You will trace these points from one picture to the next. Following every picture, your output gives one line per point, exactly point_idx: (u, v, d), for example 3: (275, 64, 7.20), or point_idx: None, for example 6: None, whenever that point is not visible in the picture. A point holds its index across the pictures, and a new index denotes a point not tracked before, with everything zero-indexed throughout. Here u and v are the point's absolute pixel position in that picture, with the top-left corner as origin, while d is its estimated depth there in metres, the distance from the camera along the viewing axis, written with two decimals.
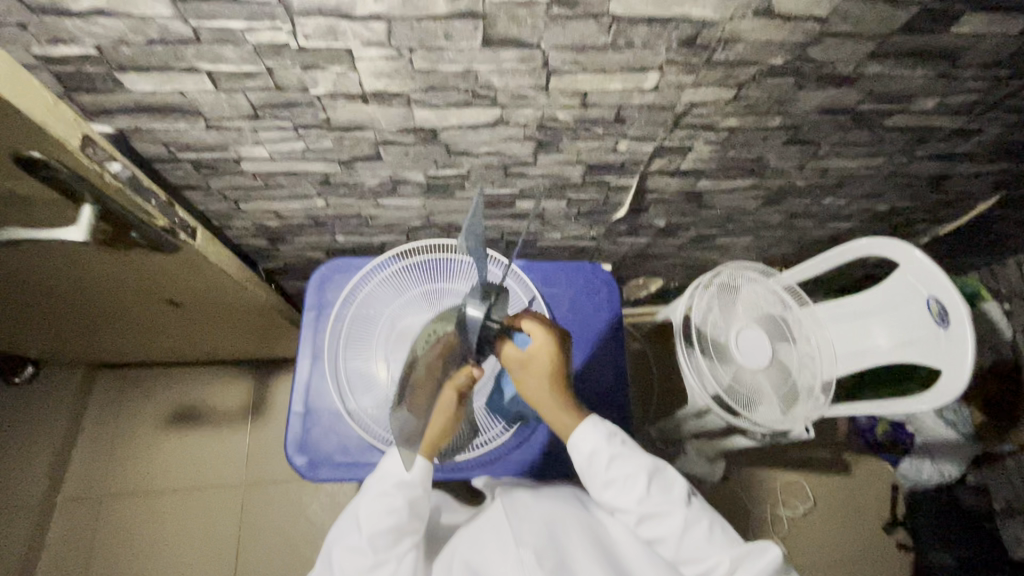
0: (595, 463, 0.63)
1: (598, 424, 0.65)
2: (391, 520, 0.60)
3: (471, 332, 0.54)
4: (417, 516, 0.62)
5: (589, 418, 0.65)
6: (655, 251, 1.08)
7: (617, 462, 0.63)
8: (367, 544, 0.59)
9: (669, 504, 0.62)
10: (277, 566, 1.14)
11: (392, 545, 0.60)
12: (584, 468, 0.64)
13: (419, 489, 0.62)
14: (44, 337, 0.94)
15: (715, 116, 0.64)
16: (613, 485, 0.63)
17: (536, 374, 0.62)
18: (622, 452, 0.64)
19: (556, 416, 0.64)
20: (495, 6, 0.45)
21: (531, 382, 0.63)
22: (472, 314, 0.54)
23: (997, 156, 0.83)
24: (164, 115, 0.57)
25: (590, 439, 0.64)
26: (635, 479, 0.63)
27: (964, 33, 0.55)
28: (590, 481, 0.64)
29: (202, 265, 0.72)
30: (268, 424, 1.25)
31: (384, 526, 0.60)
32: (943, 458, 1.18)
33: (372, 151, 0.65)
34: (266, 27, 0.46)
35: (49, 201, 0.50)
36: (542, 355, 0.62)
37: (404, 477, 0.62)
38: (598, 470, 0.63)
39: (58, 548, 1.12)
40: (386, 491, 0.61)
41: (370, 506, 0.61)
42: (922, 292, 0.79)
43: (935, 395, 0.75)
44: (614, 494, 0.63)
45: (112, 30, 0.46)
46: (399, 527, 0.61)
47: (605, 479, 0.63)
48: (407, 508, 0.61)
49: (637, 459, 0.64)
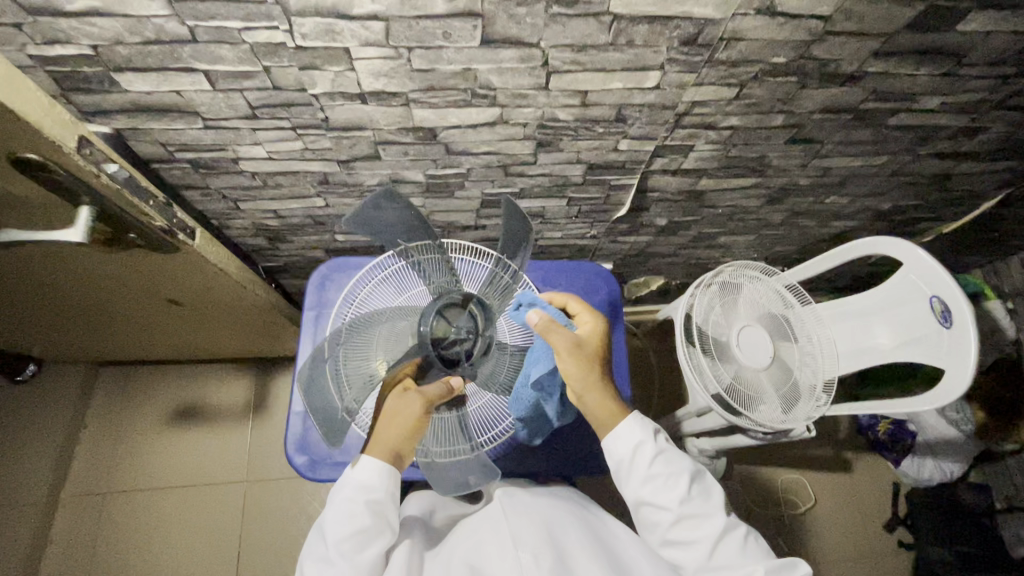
0: (638, 458, 0.62)
1: (643, 419, 0.65)
2: (354, 524, 0.59)
3: (426, 345, 0.61)
4: (382, 517, 0.61)
5: (635, 413, 0.65)
6: (656, 250, 1.08)
7: (661, 459, 0.62)
8: (333, 553, 0.58)
9: (709, 508, 0.61)
10: (278, 564, 1.15)
11: (359, 551, 0.59)
12: (626, 461, 0.63)
13: (381, 492, 0.61)
14: (44, 337, 0.94)
15: (717, 115, 0.64)
16: (654, 482, 0.62)
17: (589, 356, 0.63)
18: (667, 451, 0.63)
19: (605, 406, 0.63)
20: (494, 5, 0.45)
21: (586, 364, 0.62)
22: (423, 328, 0.63)
23: (1002, 154, 0.82)
24: (162, 115, 0.57)
25: (635, 432, 0.63)
26: (678, 478, 0.62)
27: (969, 31, 0.54)
28: (628, 475, 0.63)
29: (201, 265, 0.72)
30: (268, 421, 1.26)
31: (348, 531, 0.59)
32: (944, 457, 1.18)
33: (370, 150, 0.65)
34: (263, 26, 0.46)
35: (46, 201, 0.50)
36: (595, 336, 0.66)
37: (363, 481, 0.61)
38: (641, 464, 0.62)
39: (59, 547, 1.12)
40: (347, 496, 0.60)
41: (334, 514, 0.60)
42: (925, 291, 0.79)
43: (938, 394, 0.74)
44: (653, 491, 0.61)
45: (108, 30, 0.46)
46: (364, 532, 0.59)
47: (647, 474, 0.62)
48: (368, 512, 0.60)
49: (680, 459, 0.63)
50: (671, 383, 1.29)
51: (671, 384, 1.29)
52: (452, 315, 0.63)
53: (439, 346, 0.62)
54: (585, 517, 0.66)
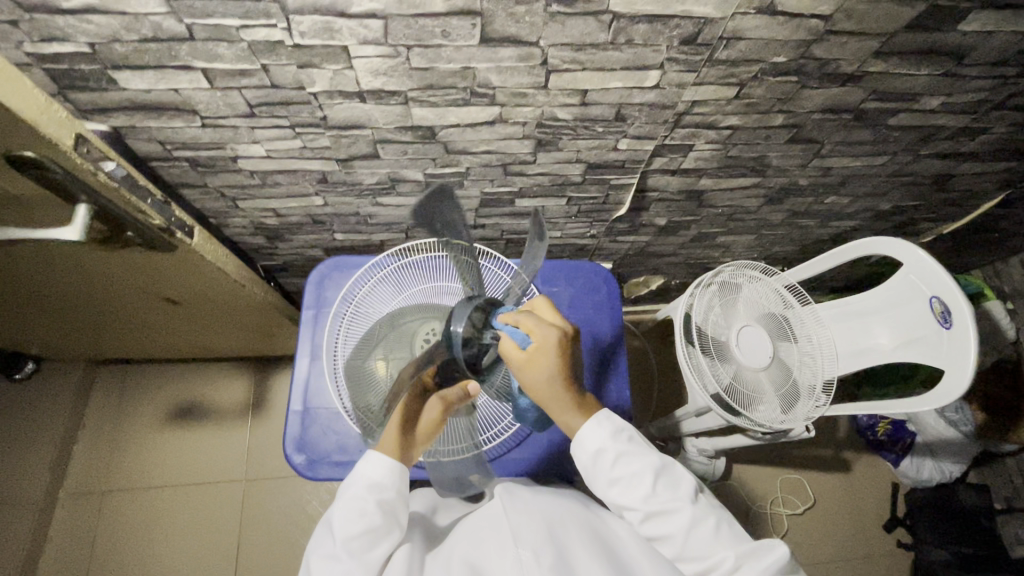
0: (600, 461, 0.62)
1: (605, 420, 0.63)
2: (364, 523, 0.58)
3: (455, 344, 0.57)
4: (392, 517, 0.61)
5: (597, 415, 0.63)
6: (656, 250, 1.07)
7: (623, 460, 0.62)
8: (341, 550, 0.57)
9: (676, 502, 0.61)
10: (277, 562, 1.15)
11: (368, 549, 0.58)
12: (589, 466, 0.63)
13: (392, 491, 0.61)
14: (43, 335, 0.94)
15: (717, 114, 0.63)
16: (618, 483, 0.62)
17: (541, 377, 0.58)
18: (628, 449, 0.63)
19: (565, 412, 0.62)
20: (492, 4, 0.45)
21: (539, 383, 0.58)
22: (454, 327, 0.58)
23: (1003, 154, 0.82)
24: (160, 114, 0.57)
25: (596, 437, 0.62)
26: (642, 476, 0.62)
27: (970, 31, 0.54)
28: (594, 478, 0.64)
29: (200, 264, 0.72)
30: (267, 420, 1.25)
31: (358, 529, 0.58)
32: (944, 456, 1.20)
33: (369, 149, 0.65)
34: (260, 24, 0.46)
35: (43, 199, 0.50)
36: (548, 355, 0.57)
37: (375, 479, 0.61)
38: (603, 468, 0.62)
39: (57, 546, 1.12)
40: (358, 495, 0.60)
41: (344, 511, 0.59)
42: (924, 291, 0.78)
43: (937, 394, 0.74)
44: (619, 492, 0.62)
45: (105, 28, 0.45)
46: (375, 530, 0.59)
47: (610, 477, 0.62)
48: (379, 510, 0.60)
49: (643, 456, 0.63)
50: (671, 383, 1.29)
51: (671, 383, 1.29)
52: (480, 318, 0.60)
53: (466, 346, 0.58)
54: (584, 513, 0.66)
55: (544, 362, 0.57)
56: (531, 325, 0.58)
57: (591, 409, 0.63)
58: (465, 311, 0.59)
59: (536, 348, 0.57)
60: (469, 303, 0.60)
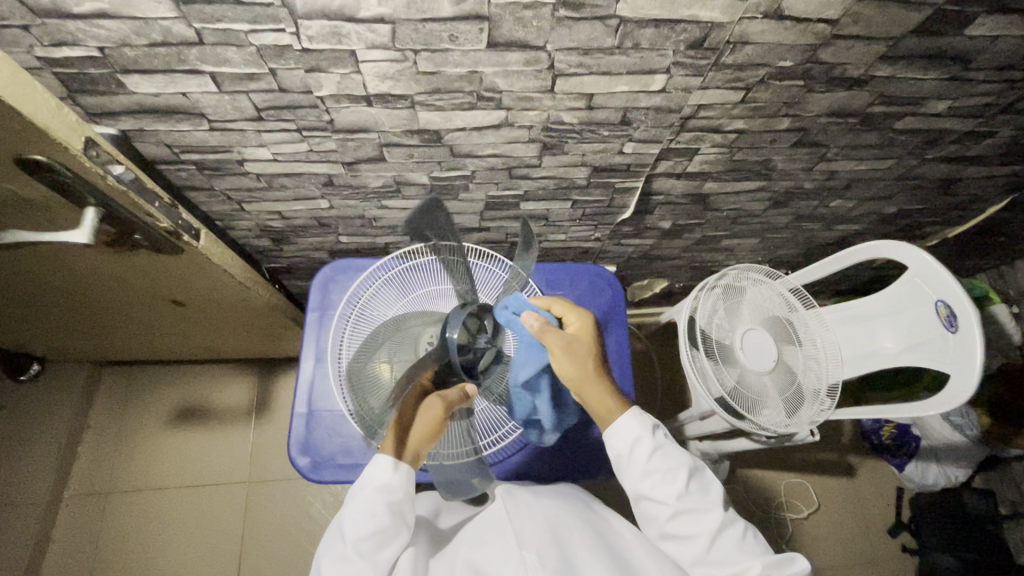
0: (636, 452, 0.62)
1: (642, 414, 0.65)
2: (374, 524, 0.58)
3: (450, 350, 0.59)
4: (401, 518, 0.60)
5: (635, 407, 0.65)
6: (660, 253, 1.07)
7: (659, 454, 0.62)
8: (352, 551, 0.57)
9: (707, 503, 0.61)
10: (280, 564, 1.15)
11: (377, 549, 0.58)
12: (624, 455, 0.63)
13: (400, 492, 0.60)
14: (49, 336, 0.94)
15: (722, 118, 0.64)
16: (652, 475, 0.62)
17: (582, 355, 0.63)
18: (665, 445, 0.63)
19: (601, 399, 0.63)
20: (500, 8, 0.45)
21: (582, 362, 0.63)
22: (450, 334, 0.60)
23: (1008, 158, 0.82)
24: (168, 117, 0.57)
25: (633, 426, 0.63)
26: (677, 472, 0.62)
27: (977, 35, 0.54)
28: (627, 470, 0.63)
29: (206, 266, 0.72)
30: (271, 422, 1.26)
31: (368, 530, 0.58)
32: (948, 461, 1.19)
33: (375, 152, 0.65)
34: (269, 28, 0.46)
35: (52, 203, 0.50)
36: (585, 336, 0.65)
37: (384, 481, 0.60)
38: (641, 457, 0.62)
39: (61, 547, 1.12)
40: (368, 497, 0.59)
41: (354, 513, 0.59)
42: (930, 295, 0.78)
43: (945, 398, 0.74)
44: (652, 484, 0.61)
45: (115, 32, 0.46)
46: (383, 531, 0.59)
47: (645, 468, 0.62)
48: (388, 512, 0.59)
49: (678, 455, 0.63)
50: (674, 386, 1.28)
51: (674, 387, 1.28)
52: (474, 324, 0.61)
53: (461, 353, 0.60)
54: (590, 517, 0.65)
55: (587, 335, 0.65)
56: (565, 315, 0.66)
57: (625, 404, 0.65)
58: (461, 316, 0.61)
59: (579, 324, 0.66)
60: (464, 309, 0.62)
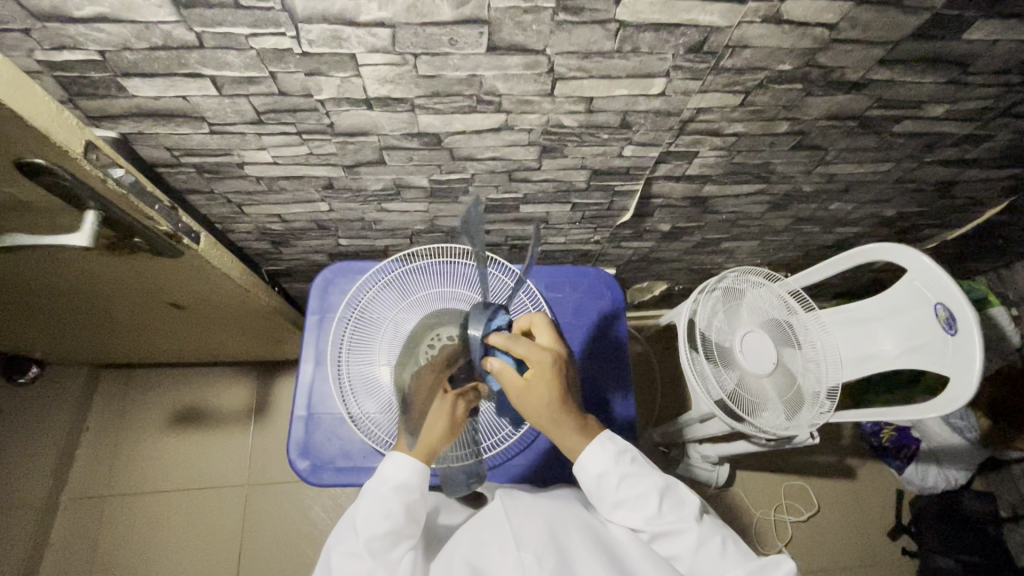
0: (604, 483, 0.62)
1: (606, 443, 0.63)
2: (388, 524, 0.58)
3: (472, 347, 0.61)
4: (414, 520, 0.60)
5: (599, 437, 0.63)
6: (660, 255, 1.07)
7: (627, 482, 0.62)
8: (364, 549, 0.56)
9: (682, 522, 0.61)
10: (279, 568, 1.14)
11: (389, 550, 0.57)
12: (592, 489, 0.63)
13: (417, 492, 0.60)
14: (49, 339, 0.94)
15: (722, 122, 0.64)
16: (623, 504, 0.62)
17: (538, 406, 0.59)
18: (632, 471, 0.63)
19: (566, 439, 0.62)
20: (500, 13, 0.45)
21: (538, 401, 0.59)
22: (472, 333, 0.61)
23: (1007, 161, 0.82)
24: (168, 121, 0.57)
25: (597, 461, 0.62)
26: (647, 497, 0.62)
27: (975, 39, 0.54)
28: (598, 502, 0.63)
29: (206, 270, 0.72)
30: (270, 424, 1.26)
31: (381, 531, 0.57)
32: (950, 464, 1.18)
33: (376, 155, 0.65)
34: (270, 32, 0.46)
35: (52, 205, 0.50)
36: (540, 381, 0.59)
37: (402, 480, 0.60)
38: (608, 491, 0.62)
39: (59, 550, 1.12)
40: (383, 495, 0.59)
41: (367, 511, 0.58)
42: (929, 298, 0.78)
43: (944, 401, 0.74)
44: (624, 514, 0.62)
45: (115, 36, 0.46)
46: (396, 531, 0.58)
47: (615, 499, 0.62)
48: (404, 512, 0.59)
49: (647, 477, 0.63)
50: (674, 389, 1.28)
51: (674, 389, 1.28)
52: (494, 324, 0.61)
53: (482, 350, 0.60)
54: (587, 519, 0.65)
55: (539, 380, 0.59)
56: (523, 347, 0.59)
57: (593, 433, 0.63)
58: (482, 317, 0.61)
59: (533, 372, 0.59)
60: (486, 308, 0.61)
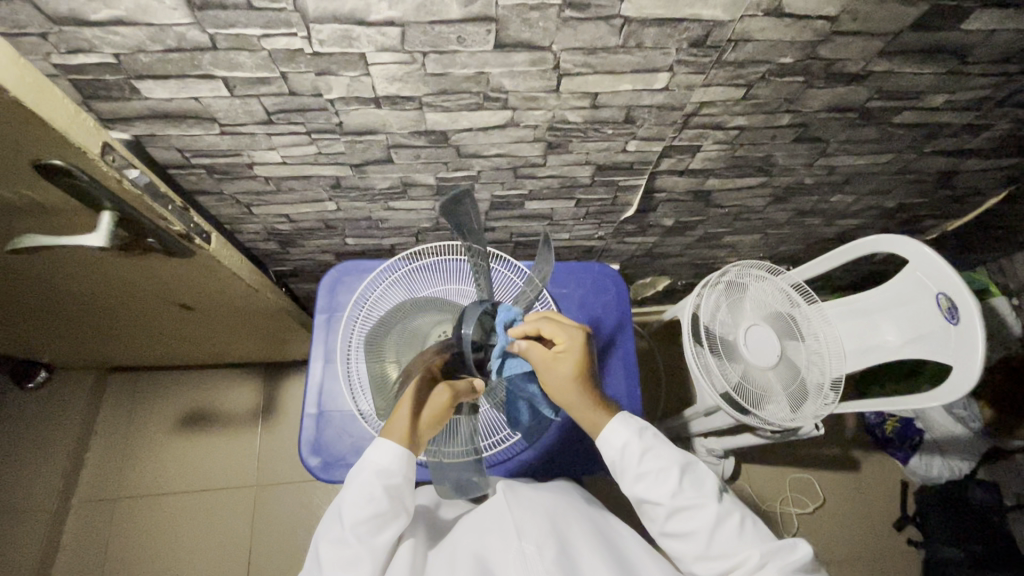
0: (627, 456, 0.63)
1: (628, 419, 0.65)
2: (371, 508, 0.58)
3: (465, 347, 0.59)
4: (399, 502, 0.60)
5: (619, 413, 0.65)
6: (663, 250, 1.08)
7: (649, 456, 0.63)
8: (349, 535, 0.57)
9: (702, 498, 0.61)
10: (288, 568, 1.15)
11: (373, 535, 0.58)
12: (616, 460, 0.63)
13: (400, 477, 0.60)
14: (60, 342, 0.95)
15: (725, 115, 0.65)
16: (645, 479, 0.62)
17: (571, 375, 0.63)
18: (654, 445, 0.64)
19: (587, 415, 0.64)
20: (507, 11, 0.46)
21: (567, 378, 0.63)
22: (465, 333, 0.59)
23: (1005, 150, 0.83)
24: (179, 123, 0.58)
25: (620, 432, 0.63)
26: (668, 472, 0.62)
27: (974, 29, 0.55)
28: (621, 474, 0.63)
29: (216, 270, 0.73)
30: (278, 424, 1.26)
31: (365, 514, 0.58)
32: (953, 453, 1.20)
33: (383, 154, 0.66)
34: (281, 33, 0.47)
35: (69, 207, 0.51)
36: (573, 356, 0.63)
37: (382, 465, 0.60)
38: (631, 463, 0.62)
39: (70, 553, 1.13)
40: (365, 480, 0.59)
41: (350, 497, 0.59)
42: (931, 288, 0.79)
43: (947, 389, 0.75)
44: (645, 488, 0.62)
45: (130, 38, 0.47)
46: (381, 515, 0.58)
47: (637, 472, 0.62)
48: (386, 496, 0.59)
49: (669, 453, 0.63)
50: (678, 383, 1.29)
51: (678, 384, 1.29)
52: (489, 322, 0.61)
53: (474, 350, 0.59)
54: (592, 516, 0.66)
55: (570, 355, 0.63)
56: (551, 329, 0.64)
57: (611, 409, 0.66)
58: (477, 314, 0.60)
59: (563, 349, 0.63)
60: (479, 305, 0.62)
